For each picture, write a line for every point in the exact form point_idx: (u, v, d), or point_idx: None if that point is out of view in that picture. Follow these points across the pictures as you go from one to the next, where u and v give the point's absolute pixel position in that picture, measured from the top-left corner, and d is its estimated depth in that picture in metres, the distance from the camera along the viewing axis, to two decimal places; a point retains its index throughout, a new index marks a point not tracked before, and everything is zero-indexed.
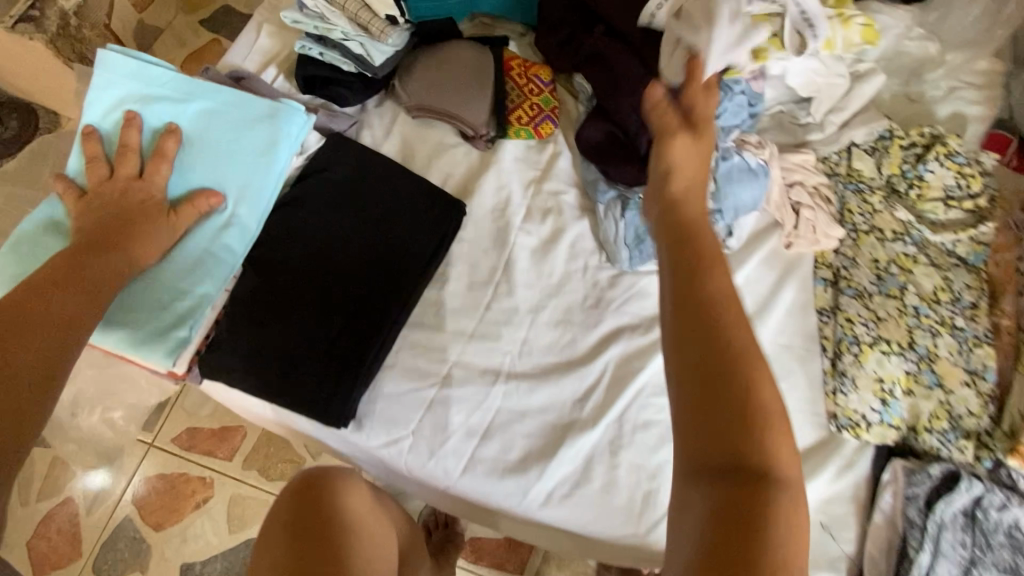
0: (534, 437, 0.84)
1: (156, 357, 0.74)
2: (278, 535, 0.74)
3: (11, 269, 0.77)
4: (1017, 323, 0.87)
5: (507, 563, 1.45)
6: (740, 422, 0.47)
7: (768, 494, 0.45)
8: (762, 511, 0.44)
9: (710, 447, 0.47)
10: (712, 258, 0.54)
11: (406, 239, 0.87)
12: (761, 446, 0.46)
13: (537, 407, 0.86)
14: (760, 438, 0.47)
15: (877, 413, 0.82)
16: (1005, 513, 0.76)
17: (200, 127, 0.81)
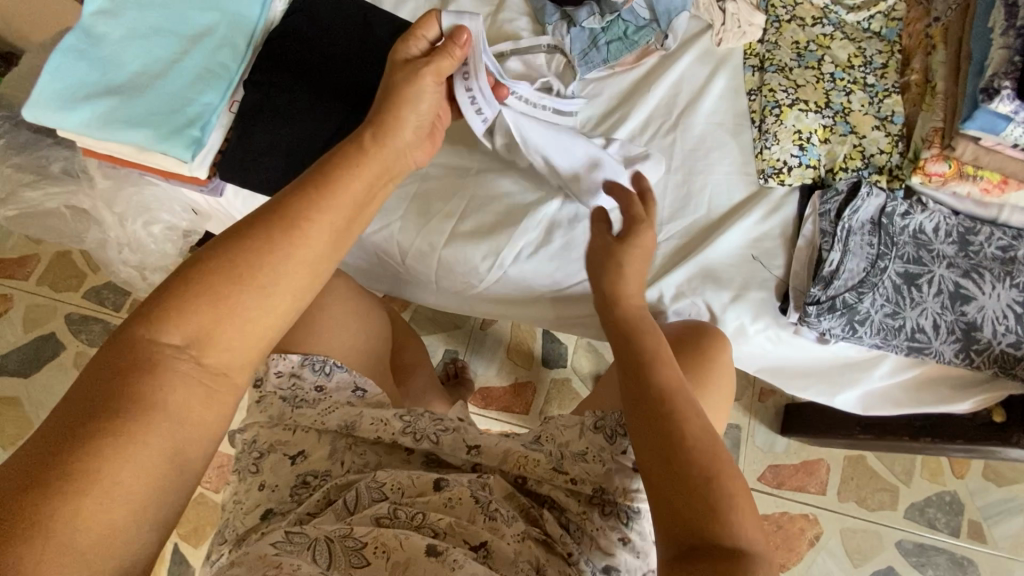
0: (501, 215, 0.99)
1: (178, 151, 0.87)
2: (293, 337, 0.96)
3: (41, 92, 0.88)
4: (925, 76, 0.97)
5: (513, 407, 1.62)
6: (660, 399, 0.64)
7: (691, 441, 0.60)
8: (695, 453, 0.59)
9: (655, 420, 0.63)
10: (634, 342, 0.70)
11: (378, 58, 1.00)
12: (678, 414, 0.62)
13: (504, 190, 1.01)
14: (670, 409, 0.62)
15: (796, 158, 0.95)
16: (908, 219, 0.87)
17: None
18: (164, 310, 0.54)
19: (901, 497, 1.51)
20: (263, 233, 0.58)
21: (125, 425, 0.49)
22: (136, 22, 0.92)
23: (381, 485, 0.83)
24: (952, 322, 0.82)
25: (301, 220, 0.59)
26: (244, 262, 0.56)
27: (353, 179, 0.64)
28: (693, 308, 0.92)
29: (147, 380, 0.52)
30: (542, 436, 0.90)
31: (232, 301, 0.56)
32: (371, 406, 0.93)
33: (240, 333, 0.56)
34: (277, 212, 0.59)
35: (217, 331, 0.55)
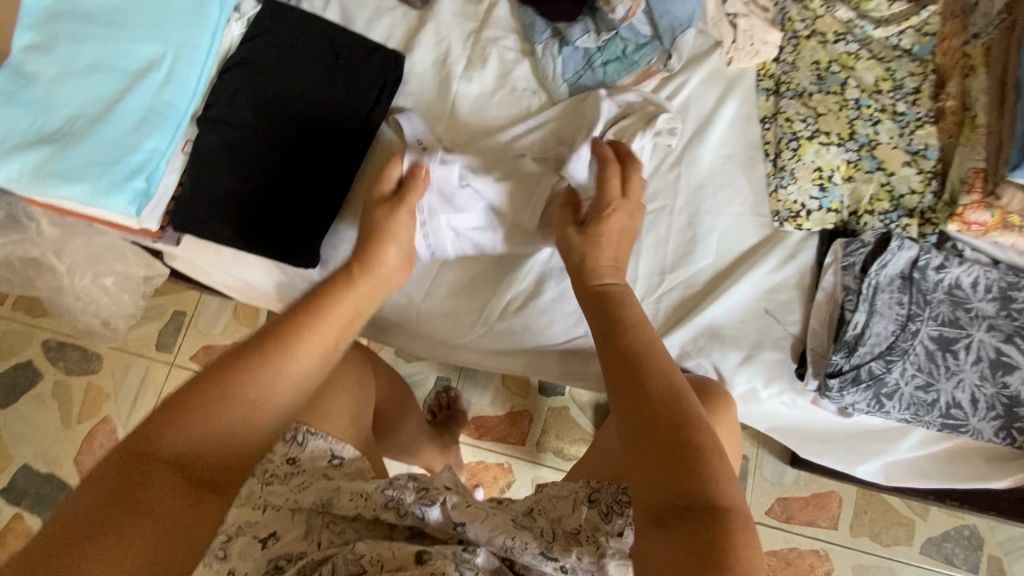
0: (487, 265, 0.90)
1: (119, 207, 0.78)
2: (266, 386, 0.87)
3: None
4: (962, 102, 0.86)
5: (509, 437, 1.54)
6: (674, 420, 0.57)
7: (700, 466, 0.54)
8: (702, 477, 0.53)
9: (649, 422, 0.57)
10: (640, 327, 0.66)
11: (347, 88, 0.90)
12: (675, 418, 0.57)
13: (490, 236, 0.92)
14: (672, 411, 0.57)
15: (816, 200, 0.85)
16: (943, 273, 0.77)
17: None
18: (155, 432, 0.58)
19: (917, 532, 1.43)
20: (254, 359, 0.62)
21: (132, 495, 0.55)
22: (70, 57, 0.82)
23: (360, 557, 0.75)
24: (992, 397, 0.72)
25: (294, 341, 0.65)
26: (238, 377, 0.61)
27: (328, 319, 0.68)
28: (700, 368, 0.83)
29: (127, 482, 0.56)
30: (534, 508, 0.84)
31: (212, 421, 0.60)
32: (348, 476, 0.85)
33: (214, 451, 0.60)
34: (273, 334, 0.64)
35: (204, 450, 0.59)
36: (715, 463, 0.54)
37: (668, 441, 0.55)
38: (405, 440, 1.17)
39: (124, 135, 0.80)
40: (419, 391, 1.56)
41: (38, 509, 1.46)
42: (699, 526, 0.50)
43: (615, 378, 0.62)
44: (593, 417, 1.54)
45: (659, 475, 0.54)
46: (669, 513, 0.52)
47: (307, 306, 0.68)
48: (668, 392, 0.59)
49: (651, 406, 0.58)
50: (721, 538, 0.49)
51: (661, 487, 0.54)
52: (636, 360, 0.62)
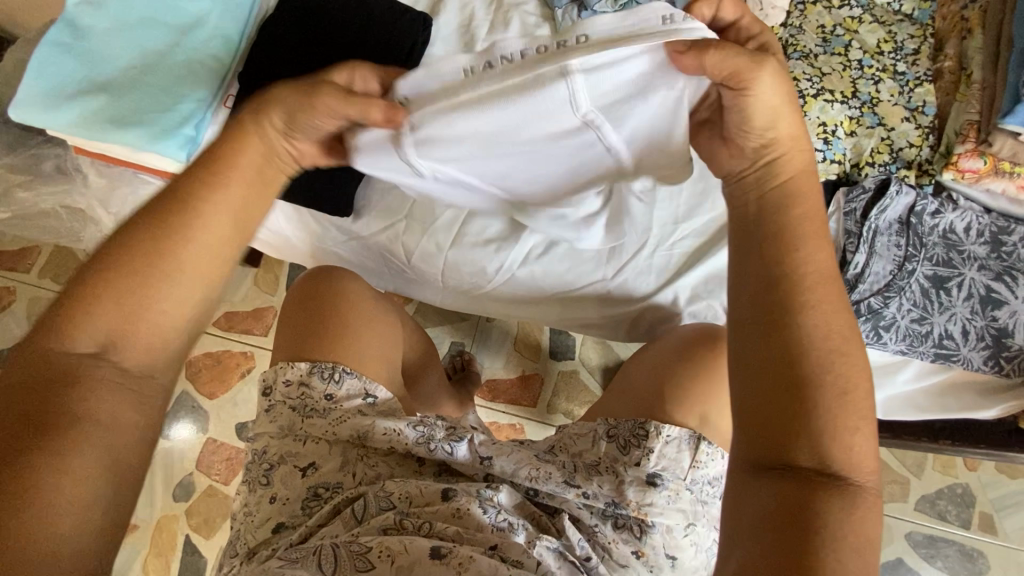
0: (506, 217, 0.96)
1: (170, 151, 0.83)
2: (297, 330, 0.93)
3: (26, 88, 0.84)
4: (958, 63, 0.92)
5: (521, 399, 1.60)
6: (794, 378, 0.49)
7: (817, 432, 0.48)
8: (812, 443, 0.48)
9: (773, 376, 0.50)
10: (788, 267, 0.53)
11: (378, 46, 0.95)
12: (808, 378, 0.49)
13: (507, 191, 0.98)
14: (801, 371, 0.49)
15: (820, 153, 0.90)
16: (938, 218, 0.83)
17: None
18: (56, 333, 0.46)
19: (912, 489, 1.49)
20: (154, 230, 0.49)
21: (61, 403, 0.44)
22: (123, 13, 0.87)
23: (390, 495, 0.81)
24: (982, 329, 0.78)
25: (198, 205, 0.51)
26: (141, 257, 0.48)
27: (224, 184, 0.52)
28: (709, 310, 0.93)
29: (47, 387, 0.44)
30: (556, 446, 0.89)
31: (139, 302, 0.48)
32: (382, 415, 0.88)
33: (155, 338, 0.48)
34: (164, 204, 0.50)
35: (129, 337, 0.47)
36: (841, 441, 0.48)
37: (788, 396, 0.49)
38: (427, 393, 1.23)
39: (174, 86, 0.85)
40: None
41: None
42: (804, 498, 0.47)
43: (742, 323, 0.53)
44: (602, 380, 1.60)
45: (766, 439, 0.49)
46: (764, 474, 0.49)
47: (203, 166, 0.53)
48: (808, 353, 0.50)
49: (788, 367, 0.49)
50: (820, 516, 0.46)
51: (766, 448, 0.49)
52: (788, 306, 0.51)
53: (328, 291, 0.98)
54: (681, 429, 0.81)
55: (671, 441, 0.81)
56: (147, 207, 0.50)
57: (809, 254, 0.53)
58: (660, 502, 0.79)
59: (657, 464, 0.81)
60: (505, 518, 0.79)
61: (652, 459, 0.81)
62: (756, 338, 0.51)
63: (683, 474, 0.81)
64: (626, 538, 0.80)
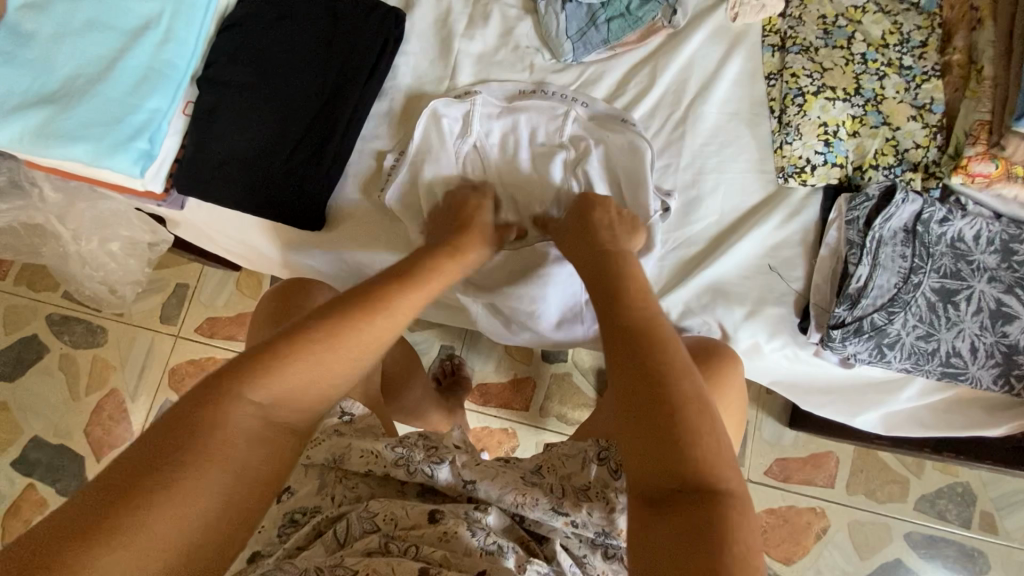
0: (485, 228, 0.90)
1: (123, 167, 0.77)
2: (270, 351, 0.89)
3: None
4: (968, 56, 0.86)
5: (513, 403, 1.57)
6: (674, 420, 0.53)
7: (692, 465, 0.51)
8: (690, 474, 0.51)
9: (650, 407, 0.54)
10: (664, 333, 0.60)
11: (349, 47, 0.89)
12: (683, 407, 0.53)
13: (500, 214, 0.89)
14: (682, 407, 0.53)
15: (821, 155, 0.85)
16: (946, 226, 0.78)
17: None
18: (249, 375, 0.54)
19: (912, 489, 1.47)
20: (344, 312, 0.60)
21: (202, 456, 0.50)
22: (68, 15, 0.80)
23: (374, 515, 0.77)
24: (991, 345, 0.74)
25: (404, 291, 0.66)
26: (328, 334, 0.59)
27: (391, 303, 0.64)
28: (705, 326, 0.84)
29: (209, 433, 0.51)
30: (544, 466, 0.83)
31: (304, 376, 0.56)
32: (359, 434, 0.85)
33: (298, 403, 0.56)
34: (333, 309, 0.61)
35: (288, 402, 0.56)
36: (713, 449, 0.52)
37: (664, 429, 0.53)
38: (413, 404, 1.19)
39: (123, 94, 0.79)
40: (424, 359, 1.57)
41: (51, 480, 1.48)
42: (695, 511, 0.49)
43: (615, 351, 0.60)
44: (595, 382, 1.56)
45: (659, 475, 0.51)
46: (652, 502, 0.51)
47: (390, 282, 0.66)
48: (682, 389, 0.54)
49: (659, 385, 0.55)
50: (715, 510, 0.49)
51: (657, 469, 0.52)
52: (649, 341, 0.59)
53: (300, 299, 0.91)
54: None
55: None
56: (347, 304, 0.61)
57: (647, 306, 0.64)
58: None
59: None
60: (494, 540, 0.74)
61: None
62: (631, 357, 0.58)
63: None
64: (616, 568, 0.79)
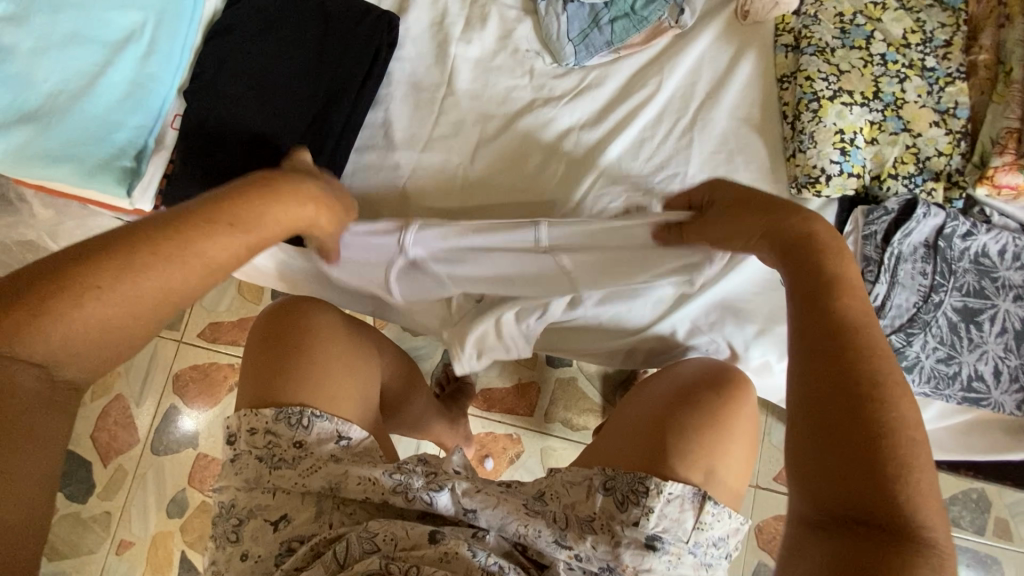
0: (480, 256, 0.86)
1: (105, 187, 0.75)
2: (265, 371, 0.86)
3: None
4: (995, 56, 0.81)
5: (516, 408, 1.54)
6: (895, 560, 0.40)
7: None
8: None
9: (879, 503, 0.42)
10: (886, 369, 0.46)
11: (340, 55, 0.86)
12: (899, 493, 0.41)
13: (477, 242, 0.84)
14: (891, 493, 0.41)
15: (837, 164, 0.79)
16: (970, 241, 0.74)
17: None
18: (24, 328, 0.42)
19: None
20: (158, 228, 0.47)
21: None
22: (46, 27, 0.77)
23: (374, 535, 0.75)
24: (1015, 368, 0.70)
25: (196, 244, 0.48)
26: (150, 248, 0.46)
27: (211, 227, 0.49)
28: (713, 344, 0.84)
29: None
30: (546, 494, 0.81)
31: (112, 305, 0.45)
32: (356, 458, 0.83)
33: (132, 323, 0.46)
34: (160, 227, 0.47)
35: (106, 342, 0.45)
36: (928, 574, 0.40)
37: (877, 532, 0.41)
38: (416, 414, 1.18)
39: (106, 110, 0.76)
40: (426, 365, 1.55)
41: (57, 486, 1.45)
42: (866, 550, 0.41)
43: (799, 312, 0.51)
44: (601, 387, 1.53)
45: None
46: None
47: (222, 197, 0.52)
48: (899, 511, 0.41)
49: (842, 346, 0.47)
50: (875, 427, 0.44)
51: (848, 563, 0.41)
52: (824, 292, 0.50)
53: (302, 316, 0.91)
54: (685, 487, 0.73)
55: (673, 501, 0.73)
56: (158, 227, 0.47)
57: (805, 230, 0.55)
58: (660, 567, 0.72)
59: (658, 525, 0.72)
60: (496, 561, 0.72)
61: (652, 520, 0.72)
62: (821, 353, 0.47)
63: (687, 536, 0.73)
64: None
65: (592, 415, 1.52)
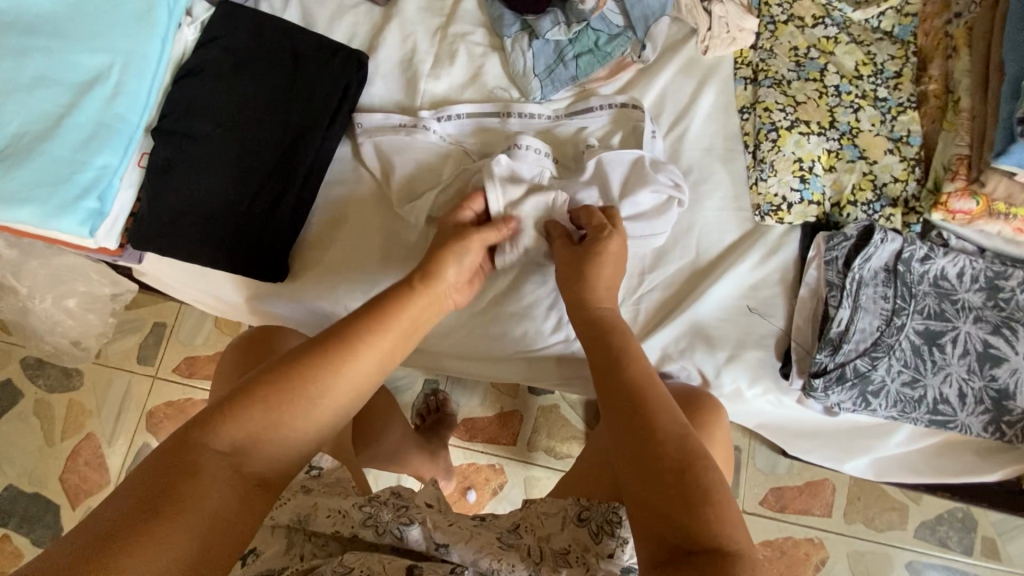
0: None
1: (70, 227, 0.75)
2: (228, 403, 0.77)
3: None
4: (944, 85, 0.84)
5: (499, 438, 1.52)
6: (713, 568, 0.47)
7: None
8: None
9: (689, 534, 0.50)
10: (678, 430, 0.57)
11: (309, 94, 0.87)
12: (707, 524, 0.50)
13: None
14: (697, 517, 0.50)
15: (797, 192, 0.82)
16: (928, 265, 0.75)
17: (69, 7, 0.80)
18: (215, 419, 0.53)
19: (912, 515, 1.43)
20: (324, 347, 0.60)
21: (172, 497, 0.48)
22: (12, 71, 0.77)
23: (349, 570, 0.71)
24: (979, 390, 0.71)
25: (357, 349, 0.61)
26: (313, 369, 0.58)
27: (345, 367, 0.59)
28: (684, 371, 0.81)
29: (187, 486, 0.49)
30: (521, 526, 0.81)
31: (281, 412, 0.55)
32: (327, 488, 0.83)
33: (283, 438, 0.56)
34: (329, 339, 0.61)
35: (267, 440, 0.55)
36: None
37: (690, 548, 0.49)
38: (391, 447, 1.15)
39: (71, 150, 0.76)
40: (407, 395, 1.53)
41: (26, 530, 1.41)
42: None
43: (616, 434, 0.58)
44: (583, 414, 1.51)
45: None
46: None
47: (337, 335, 0.61)
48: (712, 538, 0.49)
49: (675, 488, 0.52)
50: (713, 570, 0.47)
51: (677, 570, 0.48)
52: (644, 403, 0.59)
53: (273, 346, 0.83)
54: None
55: None
56: (335, 332, 0.61)
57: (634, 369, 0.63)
58: None
59: (632, 555, 0.76)
60: None
61: (627, 550, 0.75)
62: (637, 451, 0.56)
63: None
64: None
65: (575, 442, 1.50)
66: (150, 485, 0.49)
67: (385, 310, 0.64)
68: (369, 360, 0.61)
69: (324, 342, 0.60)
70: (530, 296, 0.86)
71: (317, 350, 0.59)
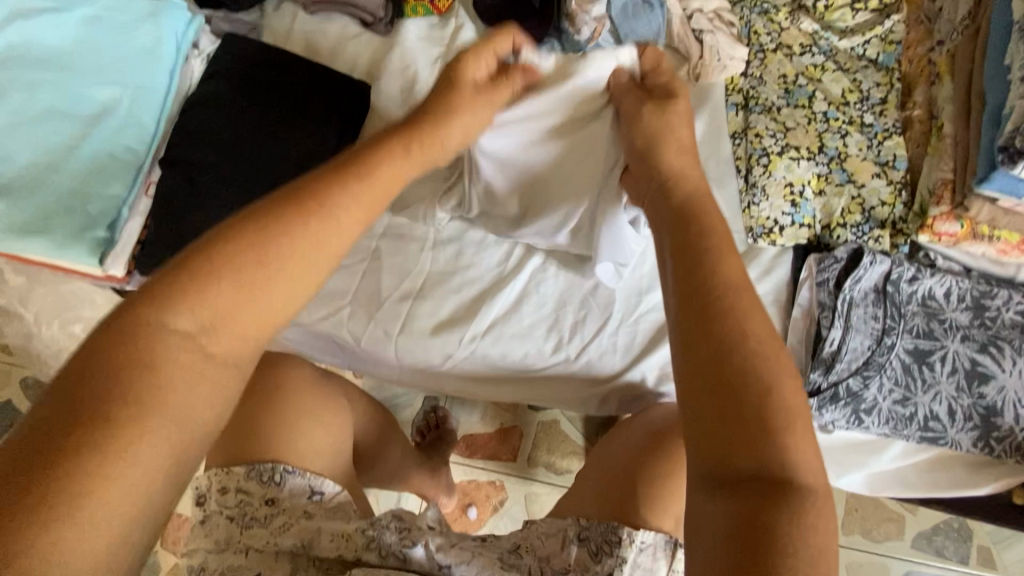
0: (454, 305, 0.89)
1: (80, 257, 0.76)
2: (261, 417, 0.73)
3: None
4: (928, 111, 0.88)
5: (500, 453, 1.53)
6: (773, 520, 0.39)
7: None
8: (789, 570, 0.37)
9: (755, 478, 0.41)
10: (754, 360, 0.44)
11: (310, 122, 0.88)
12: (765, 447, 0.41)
13: (453, 288, 0.89)
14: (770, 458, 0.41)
15: (788, 216, 0.84)
16: (916, 285, 0.78)
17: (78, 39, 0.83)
18: (167, 312, 0.40)
19: (907, 526, 1.44)
20: (290, 214, 0.46)
21: (118, 429, 0.36)
22: (22, 103, 0.79)
23: None
24: (968, 407, 0.73)
25: (327, 198, 0.47)
26: (278, 233, 0.44)
27: (315, 234, 0.45)
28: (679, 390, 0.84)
29: (134, 407, 0.37)
30: (521, 545, 0.74)
31: (247, 287, 0.42)
32: (328, 514, 0.72)
33: (253, 327, 0.43)
34: (280, 206, 0.45)
35: (238, 328, 0.42)
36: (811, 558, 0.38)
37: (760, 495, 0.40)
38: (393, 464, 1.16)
39: (81, 182, 0.78)
40: (408, 411, 1.54)
41: None
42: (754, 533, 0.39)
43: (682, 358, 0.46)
44: (583, 429, 1.53)
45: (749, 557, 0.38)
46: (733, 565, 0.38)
47: (314, 196, 0.47)
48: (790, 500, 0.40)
49: (752, 428, 0.41)
50: (776, 549, 0.38)
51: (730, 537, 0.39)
52: (706, 303, 0.47)
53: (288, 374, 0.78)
54: (657, 535, 0.72)
55: (645, 548, 0.72)
56: (303, 189, 0.47)
57: (724, 265, 0.49)
58: None
59: None
60: None
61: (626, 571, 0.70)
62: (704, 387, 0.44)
63: None
64: None
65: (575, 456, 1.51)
66: (74, 412, 0.36)
67: (373, 177, 0.52)
68: (350, 204, 0.48)
69: (287, 199, 0.46)
70: (530, 317, 0.88)
71: (283, 205, 0.46)
